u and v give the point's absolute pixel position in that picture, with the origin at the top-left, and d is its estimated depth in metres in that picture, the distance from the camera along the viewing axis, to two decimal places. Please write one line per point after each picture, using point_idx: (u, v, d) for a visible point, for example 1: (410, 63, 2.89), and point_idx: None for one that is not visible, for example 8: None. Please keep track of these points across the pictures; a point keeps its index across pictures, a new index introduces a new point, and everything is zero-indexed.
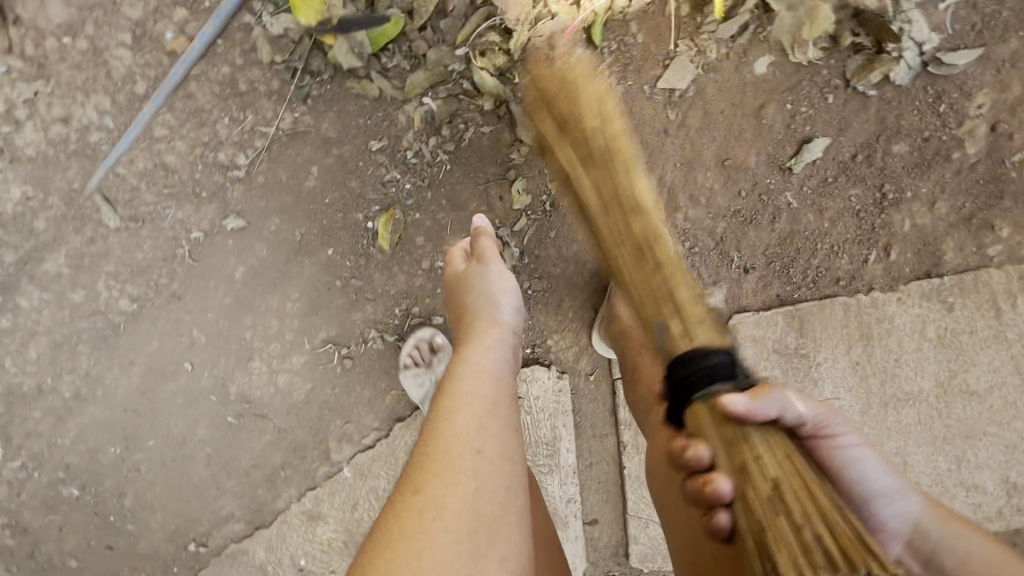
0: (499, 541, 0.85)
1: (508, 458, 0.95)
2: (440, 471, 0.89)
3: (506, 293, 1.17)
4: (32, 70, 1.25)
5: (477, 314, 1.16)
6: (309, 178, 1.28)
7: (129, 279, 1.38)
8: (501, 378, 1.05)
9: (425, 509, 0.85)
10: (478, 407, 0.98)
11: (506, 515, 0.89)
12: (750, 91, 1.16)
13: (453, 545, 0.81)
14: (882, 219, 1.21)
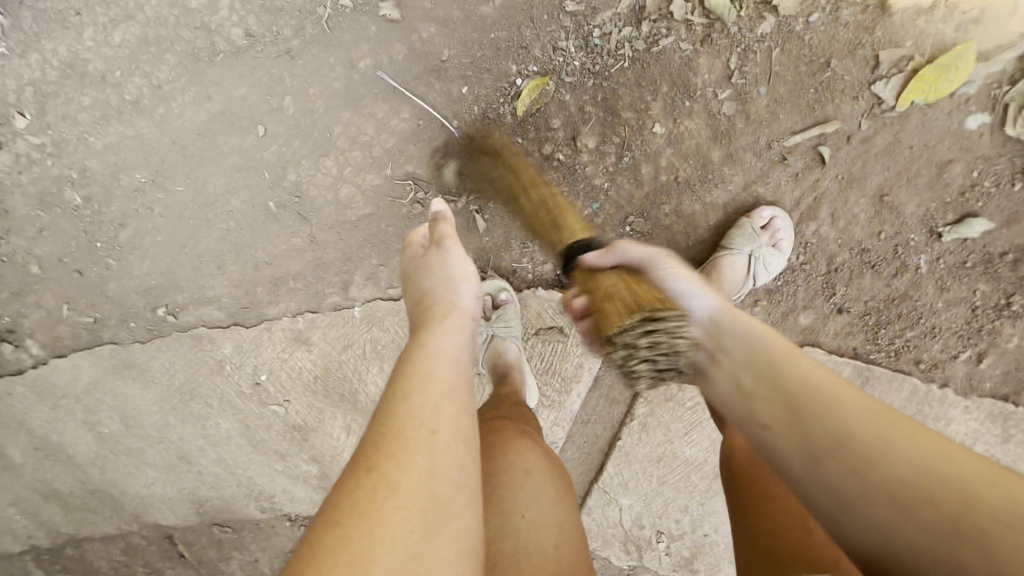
0: (455, 519, 0.65)
1: (468, 439, 0.73)
2: (392, 449, 0.68)
3: (467, 276, 0.94)
4: None
5: (434, 300, 0.90)
6: (487, 7, 1.21)
7: (255, 13, 1.29)
8: (466, 363, 0.81)
9: (377, 486, 0.65)
10: (436, 387, 0.75)
11: (459, 495, 0.67)
12: (946, 141, 1.11)
13: (406, 525, 0.62)
14: (992, 325, 1.19)
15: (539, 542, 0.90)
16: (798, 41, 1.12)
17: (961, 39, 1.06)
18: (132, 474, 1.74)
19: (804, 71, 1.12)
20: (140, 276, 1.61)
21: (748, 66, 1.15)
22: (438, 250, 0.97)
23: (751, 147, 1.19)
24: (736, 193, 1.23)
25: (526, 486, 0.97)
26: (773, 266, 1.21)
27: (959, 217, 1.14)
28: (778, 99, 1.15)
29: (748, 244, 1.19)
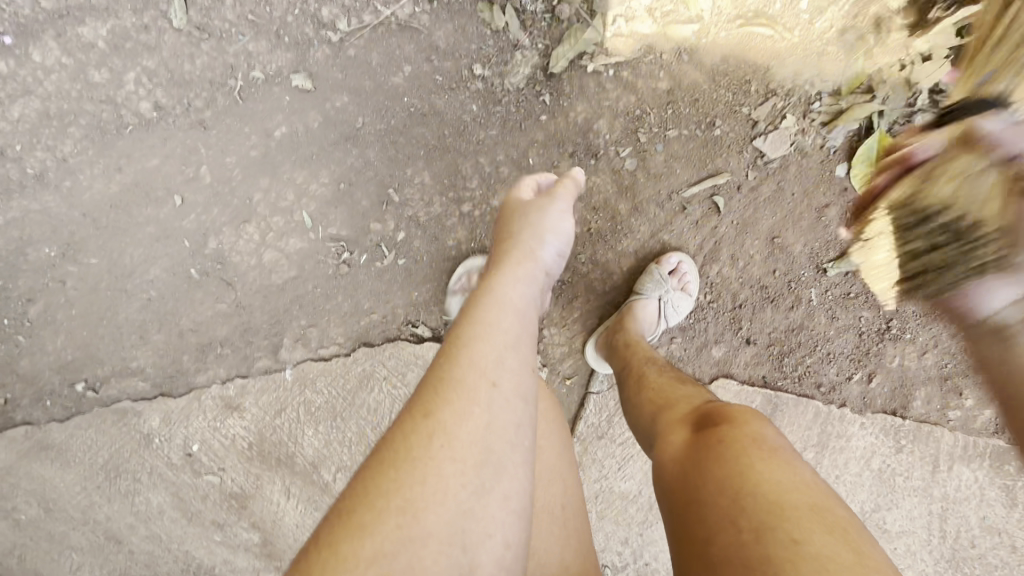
0: (504, 478, 0.72)
1: (523, 395, 0.80)
2: (452, 398, 0.74)
3: (557, 233, 1.04)
4: None
5: (518, 241, 1.00)
6: (398, 76, 1.23)
7: (162, 85, 1.27)
8: (530, 317, 0.91)
9: (434, 433, 0.70)
10: (500, 338, 0.83)
11: (515, 454, 0.74)
12: (822, 187, 1.23)
13: (459, 477, 0.68)
14: (877, 348, 1.31)
15: (549, 507, 0.98)
16: (689, 104, 1.21)
17: (823, 102, 1.17)
18: (55, 561, 1.64)
19: (697, 130, 1.22)
20: (54, 352, 1.54)
21: (646, 127, 1.23)
22: (545, 200, 1.07)
23: (654, 200, 1.28)
24: (646, 242, 1.31)
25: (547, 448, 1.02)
26: (682, 308, 1.30)
27: (840, 254, 1.27)
28: (676, 156, 1.24)
29: (657, 289, 1.27)
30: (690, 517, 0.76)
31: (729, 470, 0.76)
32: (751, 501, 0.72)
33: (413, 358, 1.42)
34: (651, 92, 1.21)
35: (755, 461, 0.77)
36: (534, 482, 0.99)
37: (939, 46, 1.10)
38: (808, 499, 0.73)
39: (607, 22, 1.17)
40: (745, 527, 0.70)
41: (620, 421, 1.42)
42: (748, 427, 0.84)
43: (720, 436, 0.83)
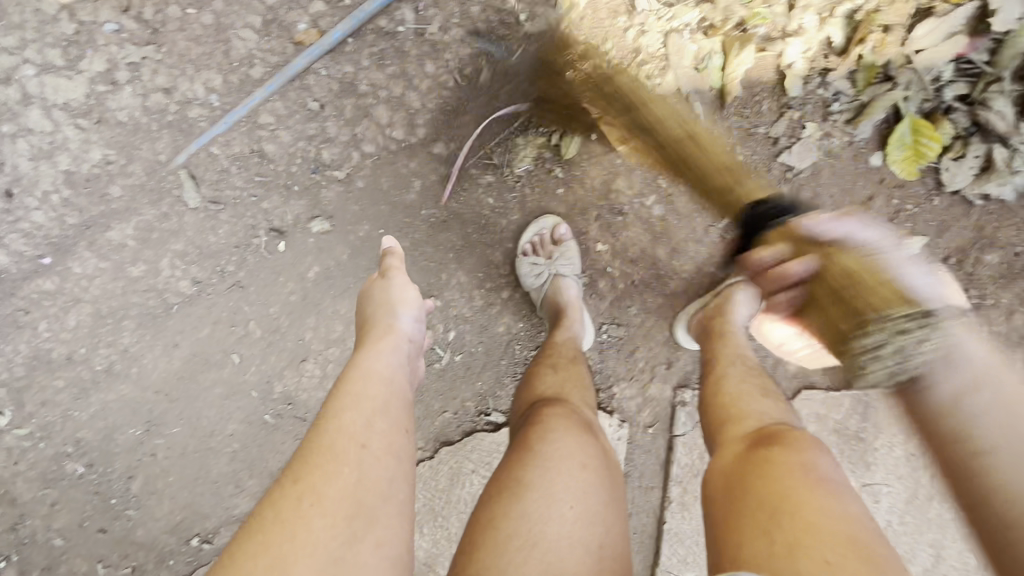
0: (380, 527, 0.73)
1: (397, 452, 0.79)
2: (323, 461, 0.75)
3: (409, 303, 0.98)
4: (144, 33, 1.13)
5: (374, 320, 0.94)
6: (411, 193, 1.24)
7: (195, 262, 1.31)
8: (400, 381, 0.87)
9: (303, 494, 0.72)
10: (366, 404, 0.81)
11: (388, 504, 0.75)
12: (861, 181, 1.18)
13: (328, 531, 0.69)
14: (960, 322, 1.25)
15: (582, 537, 0.82)
16: (703, 141, 1.18)
17: (839, 106, 1.14)
18: None
19: (717, 163, 1.19)
20: (163, 517, 1.62)
21: (665, 172, 1.20)
22: (382, 279, 1.01)
23: (691, 238, 1.25)
24: (692, 280, 1.29)
25: (572, 474, 0.89)
26: None
27: (898, 241, 1.21)
28: (704, 192, 1.21)
29: None
30: (728, 524, 0.76)
31: (773, 491, 0.75)
32: (791, 520, 0.70)
33: (495, 445, 1.43)
34: (662, 137, 1.18)
35: (801, 486, 0.75)
36: (565, 510, 0.84)
37: (947, 26, 1.06)
38: (850, 528, 0.70)
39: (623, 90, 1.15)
40: (780, 543, 0.69)
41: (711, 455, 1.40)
42: (802, 454, 0.81)
43: (771, 457, 0.81)
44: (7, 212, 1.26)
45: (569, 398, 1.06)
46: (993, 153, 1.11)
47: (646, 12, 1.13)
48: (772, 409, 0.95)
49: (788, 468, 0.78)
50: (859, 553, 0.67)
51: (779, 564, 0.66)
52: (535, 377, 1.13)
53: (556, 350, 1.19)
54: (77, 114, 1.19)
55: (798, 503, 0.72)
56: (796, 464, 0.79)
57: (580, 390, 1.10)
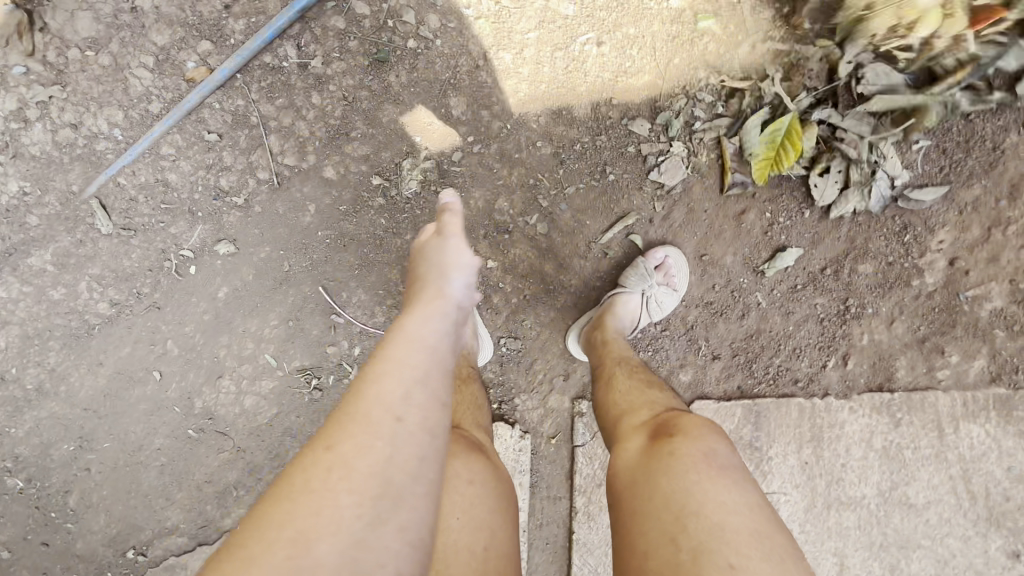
0: (407, 510, 0.67)
1: (434, 429, 0.74)
2: (352, 432, 0.69)
3: (462, 269, 0.94)
4: (49, 74, 1.21)
5: (424, 285, 0.91)
6: (307, 216, 1.30)
7: (112, 285, 1.39)
8: (444, 351, 0.82)
9: (331, 467, 0.66)
10: (408, 373, 0.76)
11: (417, 484, 0.69)
12: (732, 195, 1.22)
13: (354, 510, 0.64)
14: (843, 330, 1.28)
15: (471, 545, 0.89)
16: (576, 162, 1.23)
17: (705, 125, 1.17)
18: None
19: (592, 182, 1.24)
20: (100, 529, 1.68)
21: (544, 191, 1.25)
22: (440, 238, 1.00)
23: (576, 254, 1.30)
24: (581, 294, 1.33)
25: (460, 489, 0.95)
26: (666, 303, 1.27)
27: (772, 253, 1.24)
28: (582, 209, 1.26)
29: (642, 282, 1.23)
30: (637, 526, 0.78)
31: (676, 490, 0.77)
32: (695, 522, 0.73)
33: None
34: (539, 158, 1.24)
35: (704, 481, 0.78)
36: (453, 522, 0.90)
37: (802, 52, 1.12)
38: (749, 521, 0.75)
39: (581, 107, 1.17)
40: (685, 550, 0.72)
41: None
42: (701, 442, 0.84)
43: (674, 450, 0.83)
44: None
45: (463, 423, 1.12)
46: (854, 166, 1.16)
47: (515, 39, 1.17)
48: (660, 398, 1.01)
49: (690, 462, 0.80)
50: (756, 548, 0.72)
51: (684, 569, 0.70)
52: None
53: None
54: None
55: (697, 506, 0.75)
56: (698, 452, 0.82)
57: (475, 411, 1.18)
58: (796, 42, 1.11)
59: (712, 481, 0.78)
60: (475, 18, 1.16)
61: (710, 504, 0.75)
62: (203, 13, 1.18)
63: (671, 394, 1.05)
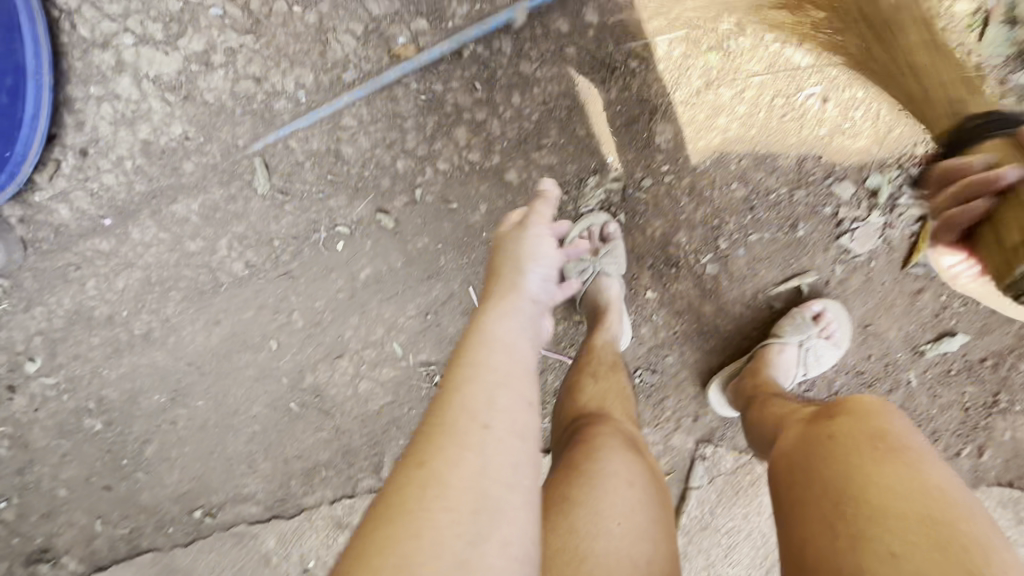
0: (506, 524, 0.70)
1: (523, 433, 0.78)
2: (443, 446, 0.73)
3: (540, 260, 0.97)
4: (248, 23, 1.16)
5: (500, 277, 0.95)
6: (476, 215, 1.26)
7: (252, 246, 1.33)
8: (524, 352, 0.86)
9: (426, 483, 0.70)
10: (490, 376, 0.81)
11: (513, 495, 0.72)
12: (912, 273, 1.22)
13: (453, 527, 0.67)
14: (986, 422, 1.29)
15: (630, 556, 0.82)
16: (767, 210, 1.20)
17: (909, 200, 1.15)
18: None
19: (777, 234, 1.22)
20: (170, 485, 1.61)
21: (726, 234, 1.23)
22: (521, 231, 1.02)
23: (739, 301, 1.28)
24: (732, 340, 1.32)
25: (623, 491, 0.89)
26: (825, 357, 1.25)
27: (937, 335, 1.25)
28: (760, 259, 1.24)
29: (800, 335, 1.22)
30: (794, 513, 0.79)
31: (833, 476, 0.77)
32: (867, 501, 0.72)
33: None
34: (730, 199, 1.21)
35: (870, 464, 0.76)
36: (614, 527, 0.84)
37: None
38: (919, 495, 0.72)
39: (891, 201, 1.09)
40: (844, 536, 0.71)
41: (723, 512, 1.42)
42: (869, 423, 0.82)
43: (835, 432, 0.83)
44: (80, 169, 1.29)
45: (610, 411, 1.06)
46: None
47: (737, 79, 1.15)
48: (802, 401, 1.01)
49: (849, 434, 0.81)
50: (924, 533, 0.68)
51: (844, 556, 0.69)
52: (576, 389, 1.13)
53: (595, 357, 1.18)
54: (165, 88, 1.21)
55: (859, 487, 0.74)
56: (866, 432, 0.80)
57: (623, 403, 1.10)
58: None
59: (881, 461, 0.76)
60: (703, 52, 1.14)
61: (878, 487, 0.73)
62: None
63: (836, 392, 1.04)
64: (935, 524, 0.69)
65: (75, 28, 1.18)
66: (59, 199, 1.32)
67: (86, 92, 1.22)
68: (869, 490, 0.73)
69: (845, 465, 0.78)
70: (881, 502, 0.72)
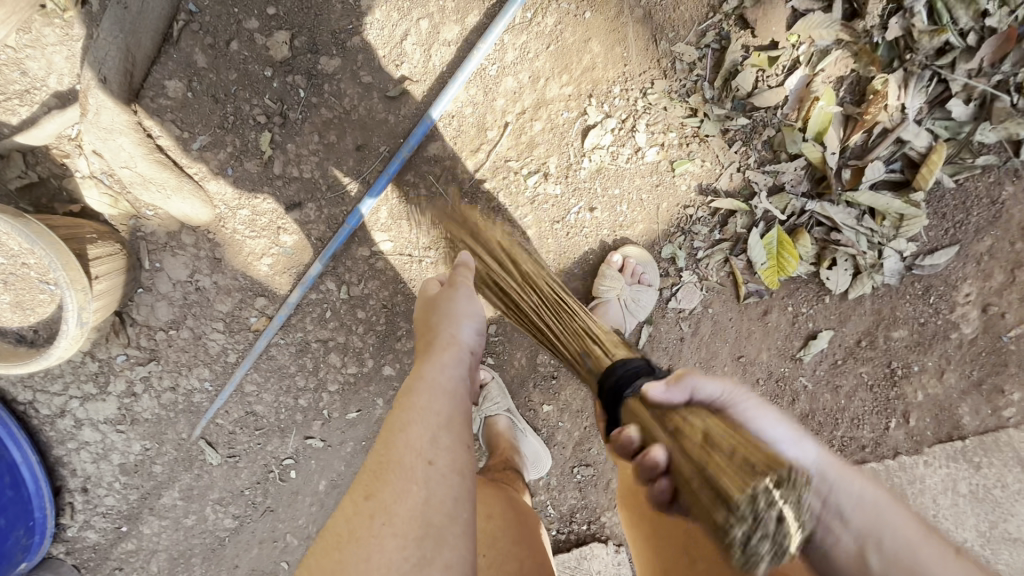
0: (448, 549, 0.67)
1: (463, 469, 0.75)
2: (391, 477, 0.71)
3: (470, 314, 0.94)
4: (146, 355, 1.44)
5: (435, 331, 0.90)
6: (378, 409, 1.47)
7: (230, 502, 1.57)
8: (461, 393, 0.84)
9: (375, 513, 0.68)
10: (432, 419, 0.77)
11: (456, 524, 0.70)
12: (751, 302, 1.30)
13: (400, 553, 0.65)
14: (895, 391, 1.32)
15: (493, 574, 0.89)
16: None
17: (707, 251, 1.27)
18: None
19: None
20: None
21: None
22: (452, 283, 1.03)
23: None
24: None
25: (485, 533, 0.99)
26: (644, 300, 1.28)
27: (803, 341, 1.31)
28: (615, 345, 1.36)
29: (613, 288, 1.25)
30: None
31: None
32: None
33: None
34: None
35: None
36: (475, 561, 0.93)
37: (799, 160, 1.19)
38: None
39: (783, 194, 1.21)
40: None
41: None
42: None
43: None
44: (86, 502, 1.57)
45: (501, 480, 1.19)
46: (861, 255, 1.22)
47: (514, 225, 1.30)
48: None
49: None
50: None
51: None
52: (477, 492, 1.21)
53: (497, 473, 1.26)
54: (115, 422, 1.50)
55: None
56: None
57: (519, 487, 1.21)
58: (772, 162, 1.20)
59: None
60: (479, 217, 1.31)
61: None
62: (255, 276, 1.37)
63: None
64: None
65: (37, 410, 1.50)
66: (82, 529, 1.59)
67: (64, 448, 1.53)
68: None
69: None
70: None
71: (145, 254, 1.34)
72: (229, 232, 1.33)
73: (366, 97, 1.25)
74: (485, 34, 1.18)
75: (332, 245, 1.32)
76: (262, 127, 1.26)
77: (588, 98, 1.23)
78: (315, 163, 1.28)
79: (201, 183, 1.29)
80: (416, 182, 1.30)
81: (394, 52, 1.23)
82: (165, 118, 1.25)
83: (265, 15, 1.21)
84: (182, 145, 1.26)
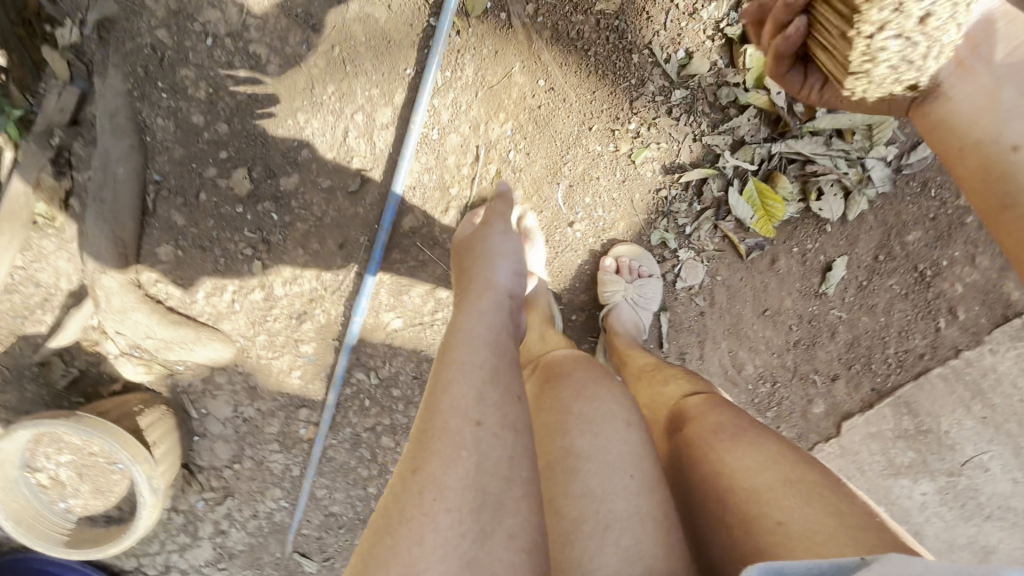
0: (509, 517, 0.63)
1: (515, 425, 0.70)
2: (436, 446, 0.66)
3: (510, 254, 0.97)
4: (221, 493, 1.52)
5: (477, 269, 0.93)
6: None
7: None
8: (503, 336, 0.81)
9: (423, 490, 0.63)
10: (475, 372, 0.73)
11: (514, 488, 0.65)
12: (756, 256, 1.29)
13: (455, 528, 0.60)
14: (933, 292, 1.28)
15: None
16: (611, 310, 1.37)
17: (693, 224, 1.28)
18: None
19: None
20: None
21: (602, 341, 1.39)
22: (487, 227, 1.03)
23: None
24: None
25: None
26: (650, 291, 1.29)
27: (821, 276, 1.29)
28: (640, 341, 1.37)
29: (617, 291, 1.27)
30: (689, 529, 0.73)
31: (706, 473, 0.73)
32: (732, 495, 0.68)
33: None
34: (580, 326, 1.38)
35: (722, 451, 0.74)
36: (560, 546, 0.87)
37: (747, 112, 1.20)
38: (780, 471, 0.69)
39: (744, 147, 1.22)
40: (735, 524, 0.66)
41: None
42: (708, 420, 0.81)
43: (690, 438, 0.80)
44: None
45: None
46: (845, 176, 1.21)
47: None
48: (679, 387, 0.97)
49: (708, 435, 0.78)
50: (798, 493, 0.66)
51: (741, 544, 0.64)
52: None
53: None
54: (215, 561, 1.59)
55: (729, 477, 0.70)
56: (710, 430, 0.79)
57: None
58: (723, 121, 1.21)
59: (744, 448, 0.74)
60: None
61: (742, 472, 0.70)
62: (291, 390, 1.44)
63: (686, 380, 1.00)
64: (786, 506, 0.64)
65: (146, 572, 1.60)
66: None
67: None
68: (734, 478, 0.70)
69: (709, 463, 0.74)
70: (751, 495, 0.67)
71: (190, 405, 1.43)
72: (254, 360, 1.41)
73: (331, 199, 1.32)
74: (414, 106, 1.23)
75: (349, 339, 1.37)
76: (251, 258, 1.34)
77: (530, 126, 1.26)
78: (309, 273, 1.35)
79: (216, 326, 1.38)
80: (404, 257, 1.35)
81: (341, 150, 1.30)
82: (165, 282, 1.34)
83: (220, 160, 1.30)
84: (188, 299, 1.36)
